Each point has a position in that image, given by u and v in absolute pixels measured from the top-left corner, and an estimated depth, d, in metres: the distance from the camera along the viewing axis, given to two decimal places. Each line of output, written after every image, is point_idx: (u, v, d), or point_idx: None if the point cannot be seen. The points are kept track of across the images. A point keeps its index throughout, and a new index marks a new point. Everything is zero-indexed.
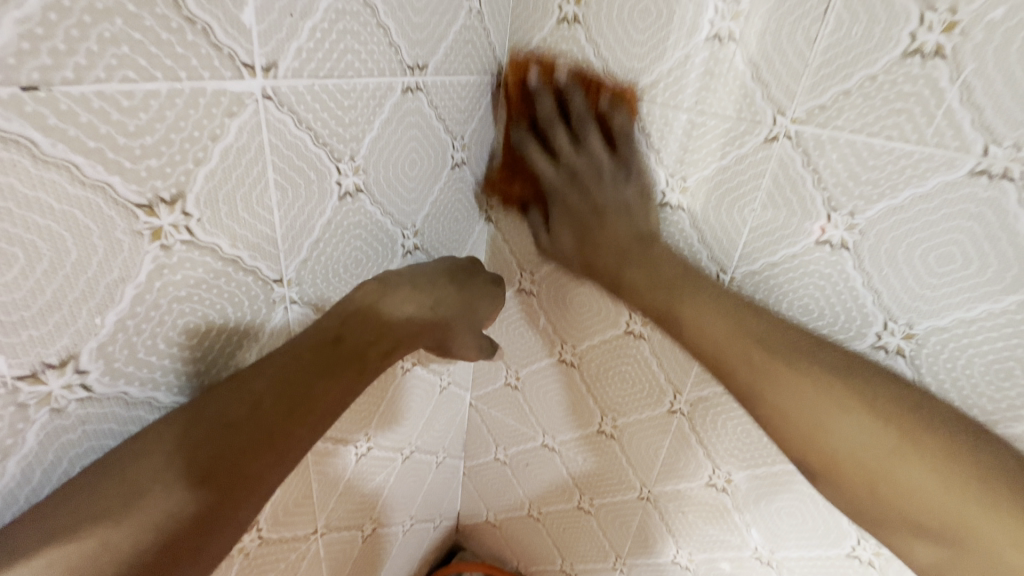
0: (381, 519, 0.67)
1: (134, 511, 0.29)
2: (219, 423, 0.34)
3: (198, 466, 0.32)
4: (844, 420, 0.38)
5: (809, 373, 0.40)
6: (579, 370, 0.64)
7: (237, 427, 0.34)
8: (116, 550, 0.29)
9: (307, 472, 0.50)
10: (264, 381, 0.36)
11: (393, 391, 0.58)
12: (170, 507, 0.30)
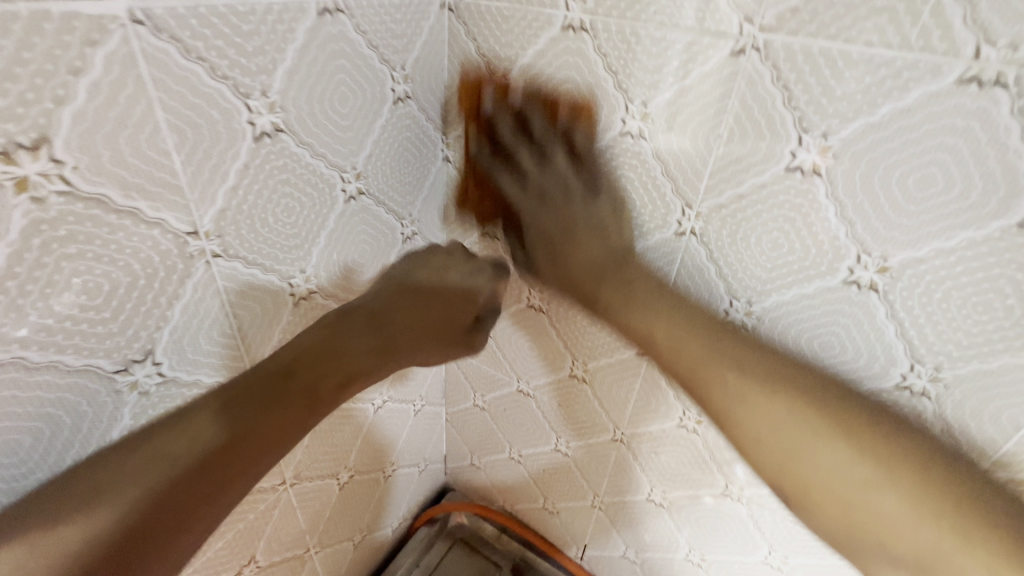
0: (357, 467, 0.67)
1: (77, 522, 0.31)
2: (174, 440, 0.34)
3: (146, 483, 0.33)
4: (782, 416, 0.41)
5: (758, 378, 0.42)
6: (549, 315, 0.61)
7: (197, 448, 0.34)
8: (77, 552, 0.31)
9: None
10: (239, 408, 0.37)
11: None
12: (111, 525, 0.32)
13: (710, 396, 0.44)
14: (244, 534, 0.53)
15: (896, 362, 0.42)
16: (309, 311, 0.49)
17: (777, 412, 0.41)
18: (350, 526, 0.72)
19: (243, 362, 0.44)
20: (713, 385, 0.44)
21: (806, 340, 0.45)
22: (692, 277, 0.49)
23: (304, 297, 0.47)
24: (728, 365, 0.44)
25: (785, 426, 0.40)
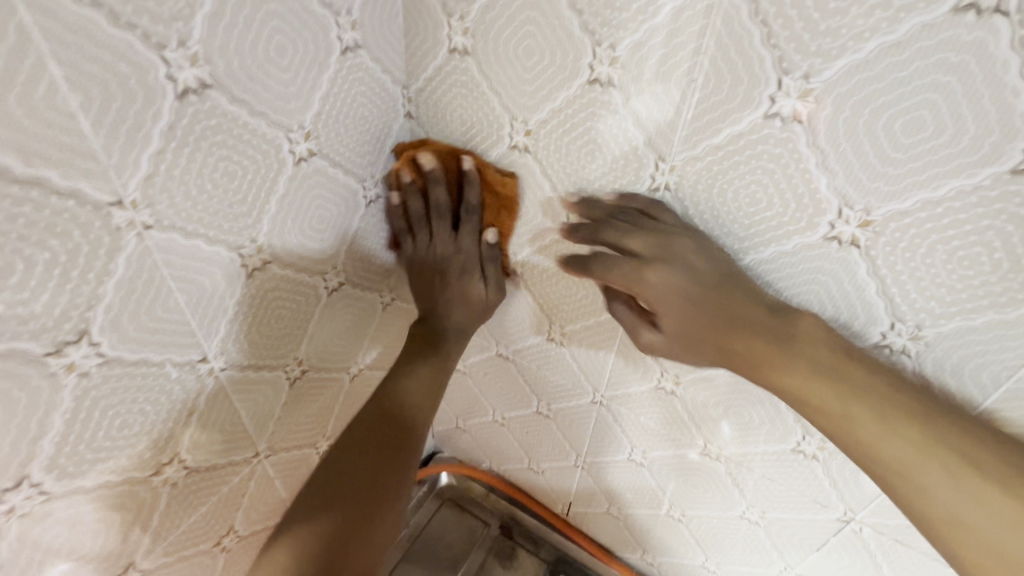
0: (336, 436, 0.66)
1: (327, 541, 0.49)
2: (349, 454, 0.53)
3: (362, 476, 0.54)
4: (936, 460, 0.36)
5: (868, 401, 0.38)
6: (522, 278, 0.59)
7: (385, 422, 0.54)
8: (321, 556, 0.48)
9: (229, 402, 0.48)
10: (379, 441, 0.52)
11: (319, 313, 0.54)
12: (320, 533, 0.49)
13: (789, 375, 0.41)
14: (219, 506, 0.52)
15: (876, 321, 0.40)
16: (265, 283, 0.46)
17: (905, 433, 0.37)
18: None
19: (197, 337, 0.42)
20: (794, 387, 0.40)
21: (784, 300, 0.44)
22: None
23: (258, 268, 0.45)
24: (843, 385, 0.39)
25: (882, 446, 0.37)
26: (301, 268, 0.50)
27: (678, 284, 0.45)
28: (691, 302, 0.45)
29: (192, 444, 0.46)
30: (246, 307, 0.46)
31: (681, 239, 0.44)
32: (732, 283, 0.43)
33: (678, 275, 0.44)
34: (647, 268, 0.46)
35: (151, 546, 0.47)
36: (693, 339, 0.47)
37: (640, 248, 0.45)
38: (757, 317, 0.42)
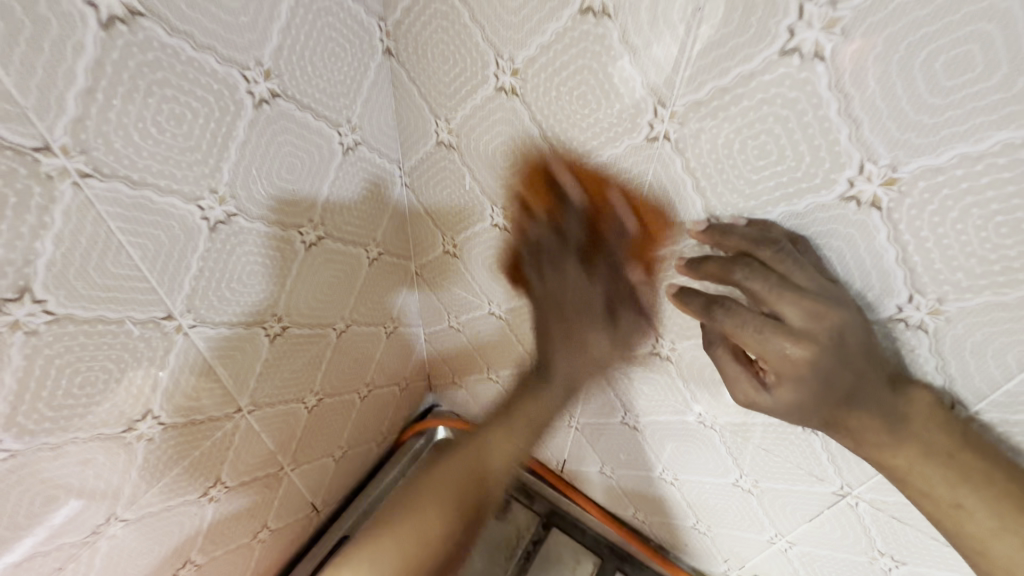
0: (325, 391, 0.66)
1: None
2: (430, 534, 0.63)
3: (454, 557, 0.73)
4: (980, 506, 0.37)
5: (945, 465, 0.37)
6: (513, 234, 0.56)
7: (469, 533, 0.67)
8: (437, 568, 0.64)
9: (203, 360, 0.47)
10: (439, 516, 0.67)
11: (299, 269, 0.52)
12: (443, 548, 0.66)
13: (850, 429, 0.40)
14: (202, 459, 0.53)
15: (891, 292, 0.37)
16: (232, 237, 0.44)
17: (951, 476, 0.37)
18: (327, 443, 0.72)
19: (159, 294, 0.40)
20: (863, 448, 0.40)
21: None
22: (665, 191, 0.42)
23: (222, 221, 0.42)
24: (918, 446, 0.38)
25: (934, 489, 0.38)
26: (272, 221, 0.47)
27: (819, 361, 0.38)
28: (824, 377, 0.39)
29: (165, 401, 0.45)
30: (213, 263, 0.43)
31: (841, 311, 0.37)
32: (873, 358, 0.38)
33: (829, 355, 0.38)
34: (792, 341, 0.38)
35: (133, 497, 0.47)
36: (806, 408, 0.41)
37: (795, 316, 0.38)
38: (880, 391, 0.38)
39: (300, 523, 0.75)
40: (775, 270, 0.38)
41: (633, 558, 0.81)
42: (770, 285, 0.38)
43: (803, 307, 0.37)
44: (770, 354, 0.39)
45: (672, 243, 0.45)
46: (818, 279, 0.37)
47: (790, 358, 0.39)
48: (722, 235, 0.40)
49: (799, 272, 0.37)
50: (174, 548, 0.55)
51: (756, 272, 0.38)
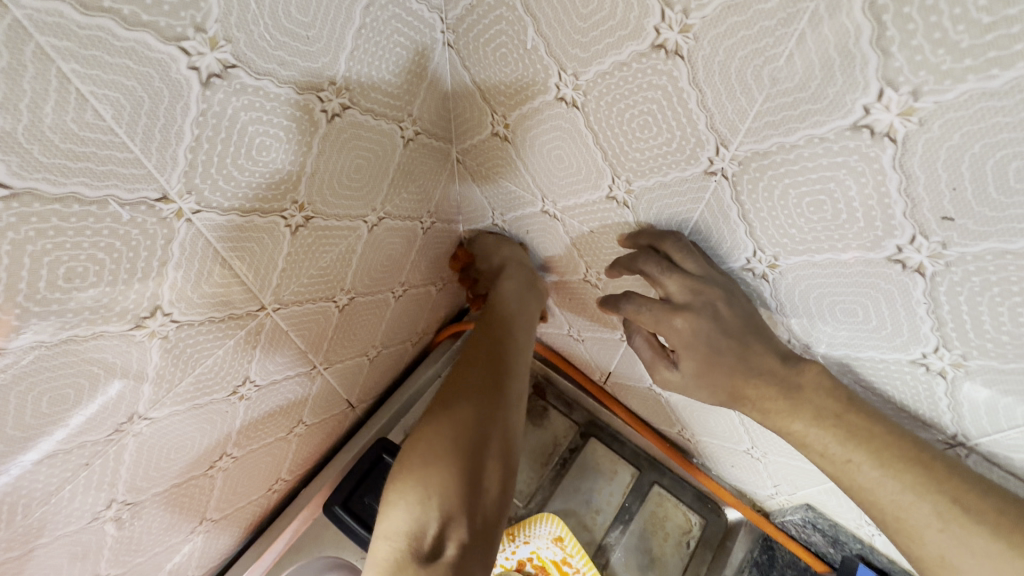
0: (357, 290, 0.60)
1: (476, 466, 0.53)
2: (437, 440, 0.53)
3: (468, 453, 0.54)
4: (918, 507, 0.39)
5: (836, 433, 0.42)
6: (583, 112, 0.44)
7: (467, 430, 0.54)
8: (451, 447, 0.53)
9: (214, 252, 0.40)
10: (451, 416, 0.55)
11: (321, 147, 0.43)
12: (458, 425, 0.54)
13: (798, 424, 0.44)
14: (227, 358, 0.48)
15: None
16: (232, 98, 0.34)
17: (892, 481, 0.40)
18: (362, 341, 0.68)
19: (147, 168, 0.32)
20: (777, 415, 0.45)
21: (998, 163, 0.28)
22: (822, 46, 0.29)
23: (217, 74, 0.32)
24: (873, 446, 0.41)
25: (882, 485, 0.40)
26: (284, 79, 0.36)
27: (698, 327, 0.46)
28: (709, 349, 0.47)
29: (175, 296, 0.39)
30: (212, 131, 0.34)
31: (716, 290, 0.45)
32: (755, 339, 0.46)
33: (708, 329, 0.46)
34: (673, 313, 0.48)
35: (154, 397, 0.43)
36: (711, 371, 0.49)
37: (674, 291, 0.47)
38: (768, 362, 0.45)
39: (336, 417, 0.74)
40: (669, 259, 0.47)
41: (672, 472, 0.79)
42: (661, 270, 0.47)
43: (685, 285, 0.46)
44: (663, 327, 0.49)
45: (810, 127, 0.33)
46: (706, 268, 0.46)
47: (680, 330, 0.48)
48: (635, 238, 0.50)
49: (689, 262, 0.46)
50: (208, 443, 0.53)
51: (654, 258, 0.47)
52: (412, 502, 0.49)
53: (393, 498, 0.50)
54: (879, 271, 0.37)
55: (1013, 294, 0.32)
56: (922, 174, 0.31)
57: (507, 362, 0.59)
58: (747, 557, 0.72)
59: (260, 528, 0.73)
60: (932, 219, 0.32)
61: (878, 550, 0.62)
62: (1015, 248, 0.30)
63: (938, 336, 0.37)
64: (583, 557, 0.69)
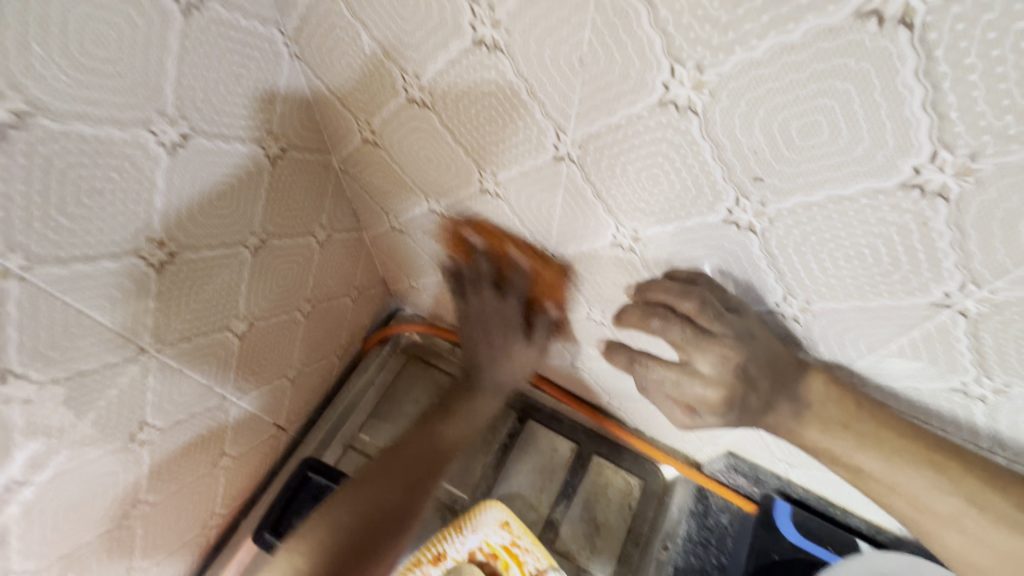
0: (255, 315, 0.58)
1: (372, 557, 0.60)
2: (353, 510, 0.60)
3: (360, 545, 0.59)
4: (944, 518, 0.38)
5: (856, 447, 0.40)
6: (435, 111, 0.44)
7: (366, 549, 0.59)
8: (346, 521, 0.59)
9: (61, 305, 0.38)
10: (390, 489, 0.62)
11: (168, 178, 0.41)
12: (349, 521, 0.59)
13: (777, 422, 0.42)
14: (114, 407, 0.47)
15: (909, 151, 0.27)
16: (38, 147, 0.32)
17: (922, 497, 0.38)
18: (277, 364, 0.67)
19: None
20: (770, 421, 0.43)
21: (783, 126, 0.30)
22: (610, 31, 0.30)
23: (12, 124, 0.31)
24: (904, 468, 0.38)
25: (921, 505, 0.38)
26: (99, 119, 0.35)
27: (720, 378, 0.40)
28: (739, 408, 0.41)
29: (25, 355, 0.38)
30: (23, 182, 0.32)
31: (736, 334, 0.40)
32: (776, 376, 0.41)
33: (739, 389, 0.40)
34: (702, 383, 0.41)
35: (31, 459, 0.42)
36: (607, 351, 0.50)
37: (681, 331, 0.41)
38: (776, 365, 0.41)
39: (266, 443, 0.73)
40: (693, 322, 0.41)
41: (610, 441, 0.82)
42: (687, 335, 0.41)
43: (714, 354, 0.40)
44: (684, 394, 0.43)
45: (626, 106, 0.34)
46: (731, 322, 0.40)
47: (707, 399, 0.41)
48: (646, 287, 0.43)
49: (716, 323, 0.40)
50: (114, 495, 0.51)
51: (675, 322, 0.41)
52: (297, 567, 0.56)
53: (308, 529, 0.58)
54: (720, 233, 0.39)
55: (828, 241, 0.35)
56: (727, 140, 0.32)
57: (434, 467, 0.65)
58: (684, 509, 0.75)
59: (205, 563, 0.72)
60: (747, 181, 0.34)
61: (795, 482, 0.67)
62: (817, 201, 0.33)
63: (783, 286, 0.40)
64: (530, 537, 0.71)
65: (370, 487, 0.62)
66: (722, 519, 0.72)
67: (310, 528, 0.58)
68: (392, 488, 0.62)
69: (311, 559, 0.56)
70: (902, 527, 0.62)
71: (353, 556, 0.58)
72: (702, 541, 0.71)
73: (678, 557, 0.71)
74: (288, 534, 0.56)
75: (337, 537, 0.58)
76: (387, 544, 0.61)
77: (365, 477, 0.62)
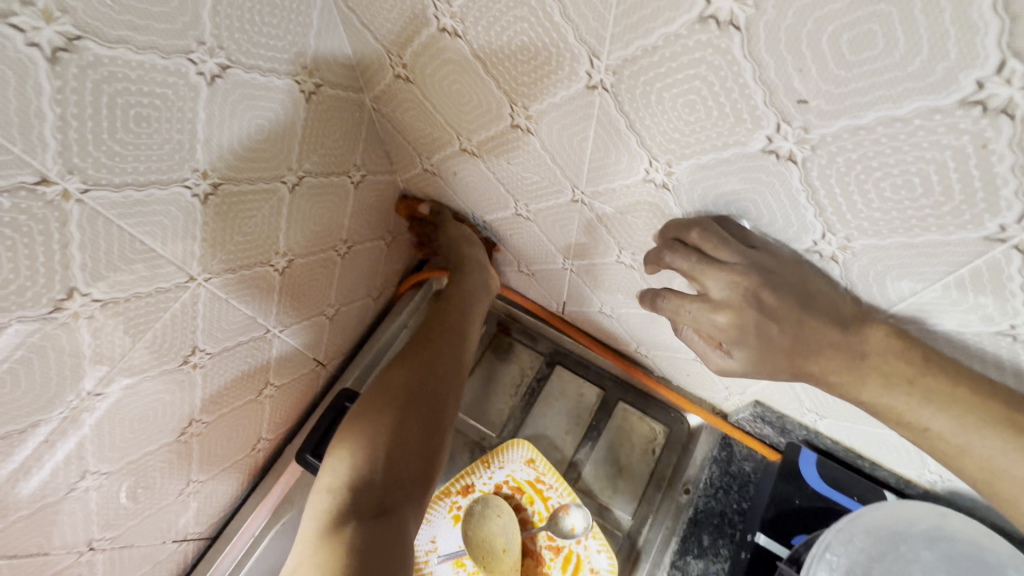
0: (293, 252, 0.61)
1: (417, 463, 0.60)
2: (395, 399, 0.62)
3: (400, 458, 0.59)
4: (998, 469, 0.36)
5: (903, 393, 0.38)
6: (467, 41, 0.44)
7: (407, 447, 0.60)
8: (388, 445, 0.59)
9: (119, 230, 0.41)
10: (411, 385, 0.64)
11: (209, 110, 0.43)
12: (390, 413, 0.61)
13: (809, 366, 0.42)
14: (170, 329, 0.50)
15: (973, 62, 0.25)
16: (88, 71, 0.34)
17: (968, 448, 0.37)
18: (316, 301, 0.70)
19: (15, 152, 0.33)
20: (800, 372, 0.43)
21: (833, 41, 0.28)
22: None
23: (64, 48, 0.32)
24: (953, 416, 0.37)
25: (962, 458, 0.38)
26: (143, 45, 0.36)
27: (743, 318, 0.42)
28: (754, 338, 0.42)
29: (88, 275, 0.41)
30: (77, 107, 0.34)
31: (748, 272, 0.41)
32: (785, 303, 0.40)
33: (749, 316, 0.41)
34: (714, 311, 0.43)
35: (99, 374, 0.46)
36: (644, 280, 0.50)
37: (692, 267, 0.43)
38: (802, 300, 0.41)
39: (307, 376, 0.77)
40: (701, 251, 0.43)
41: (636, 388, 0.83)
42: (692, 263, 0.43)
43: (720, 278, 0.41)
44: (703, 325, 0.45)
45: (663, 25, 0.33)
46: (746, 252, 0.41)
47: (721, 325, 0.43)
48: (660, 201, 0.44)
49: (722, 250, 0.42)
50: (172, 411, 0.56)
51: (682, 251, 0.44)
52: (343, 461, 0.58)
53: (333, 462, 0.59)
54: (759, 165, 0.37)
55: (874, 170, 0.33)
56: (770, 59, 0.30)
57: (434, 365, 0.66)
58: (706, 457, 0.75)
59: (254, 483, 0.78)
60: (789, 104, 0.32)
61: (823, 433, 0.65)
62: (864, 124, 0.31)
63: (822, 223, 0.38)
64: (554, 474, 0.74)
65: (392, 382, 0.65)
66: (745, 467, 0.73)
67: (354, 425, 0.62)
68: (400, 391, 0.63)
69: (366, 466, 0.58)
70: (934, 481, 0.59)
71: (391, 461, 0.59)
72: (723, 486, 0.72)
73: (699, 499, 0.72)
74: (336, 466, 0.59)
75: (396, 440, 0.60)
76: (432, 449, 0.62)
77: (392, 373, 0.66)
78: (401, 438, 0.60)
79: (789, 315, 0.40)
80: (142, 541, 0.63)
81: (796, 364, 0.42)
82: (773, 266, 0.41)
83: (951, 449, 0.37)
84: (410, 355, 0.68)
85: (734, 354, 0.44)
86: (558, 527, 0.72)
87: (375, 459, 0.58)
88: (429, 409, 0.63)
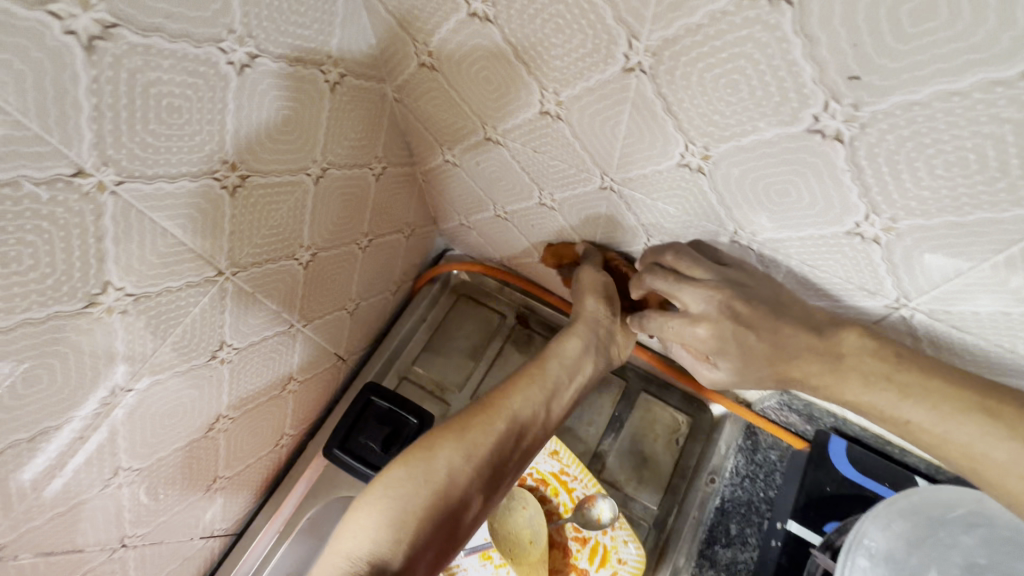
0: (316, 246, 0.60)
1: (443, 543, 0.51)
2: (460, 454, 0.54)
3: (433, 535, 0.50)
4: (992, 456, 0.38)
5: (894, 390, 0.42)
6: (499, 26, 0.43)
7: (449, 516, 0.51)
8: (429, 507, 0.50)
9: (151, 223, 0.40)
10: (479, 447, 0.55)
11: (237, 99, 0.42)
12: (451, 471, 0.53)
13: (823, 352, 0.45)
14: (199, 324, 0.50)
15: None
16: (123, 60, 0.33)
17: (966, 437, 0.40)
18: (337, 295, 0.69)
19: (52, 144, 0.32)
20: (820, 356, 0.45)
21: (893, 13, 0.27)
22: None
23: (100, 36, 0.31)
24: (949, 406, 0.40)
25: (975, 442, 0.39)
26: (176, 34, 0.35)
27: (721, 328, 0.48)
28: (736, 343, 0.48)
29: (122, 269, 0.40)
30: (112, 97, 0.34)
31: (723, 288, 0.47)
32: (773, 311, 0.46)
33: (727, 325, 0.48)
34: (692, 325, 0.50)
35: (130, 370, 0.46)
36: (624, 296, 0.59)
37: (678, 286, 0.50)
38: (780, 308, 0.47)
39: (328, 371, 0.77)
40: (675, 272, 0.51)
41: (658, 379, 0.82)
42: (670, 283, 0.51)
43: (698, 295, 0.48)
44: (686, 337, 0.52)
45: (709, 3, 0.32)
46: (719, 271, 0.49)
47: (701, 335, 0.50)
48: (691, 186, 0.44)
49: (694, 270, 0.50)
50: (199, 408, 0.55)
51: (659, 274, 0.52)
52: (372, 522, 0.49)
53: (359, 507, 0.50)
54: (800, 145, 0.37)
55: (926, 147, 0.32)
56: (822, 34, 0.30)
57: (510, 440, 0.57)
58: (732, 447, 0.75)
59: (277, 479, 0.78)
60: (839, 80, 0.32)
61: (852, 420, 0.65)
62: (919, 99, 0.30)
63: (867, 203, 0.38)
64: (578, 465, 0.74)
65: (464, 440, 0.55)
66: (771, 456, 0.72)
67: (399, 478, 0.52)
68: (468, 461, 0.54)
69: (401, 528, 0.49)
70: None
71: (425, 532, 0.49)
72: (750, 474, 0.72)
73: (725, 489, 0.72)
74: (366, 514, 0.49)
75: (448, 505, 0.51)
76: (465, 523, 0.53)
77: (465, 425, 0.56)
78: (448, 503, 0.52)
79: (763, 323, 0.46)
80: (171, 537, 0.63)
81: (777, 367, 0.48)
82: (745, 282, 0.48)
83: (972, 430, 0.38)
84: (487, 421, 0.57)
85: (720, 364, 0.51)
86: (586, 517, 0.72)
87: (411, 521, 0.49)
88: (483, 482, 0.55)
